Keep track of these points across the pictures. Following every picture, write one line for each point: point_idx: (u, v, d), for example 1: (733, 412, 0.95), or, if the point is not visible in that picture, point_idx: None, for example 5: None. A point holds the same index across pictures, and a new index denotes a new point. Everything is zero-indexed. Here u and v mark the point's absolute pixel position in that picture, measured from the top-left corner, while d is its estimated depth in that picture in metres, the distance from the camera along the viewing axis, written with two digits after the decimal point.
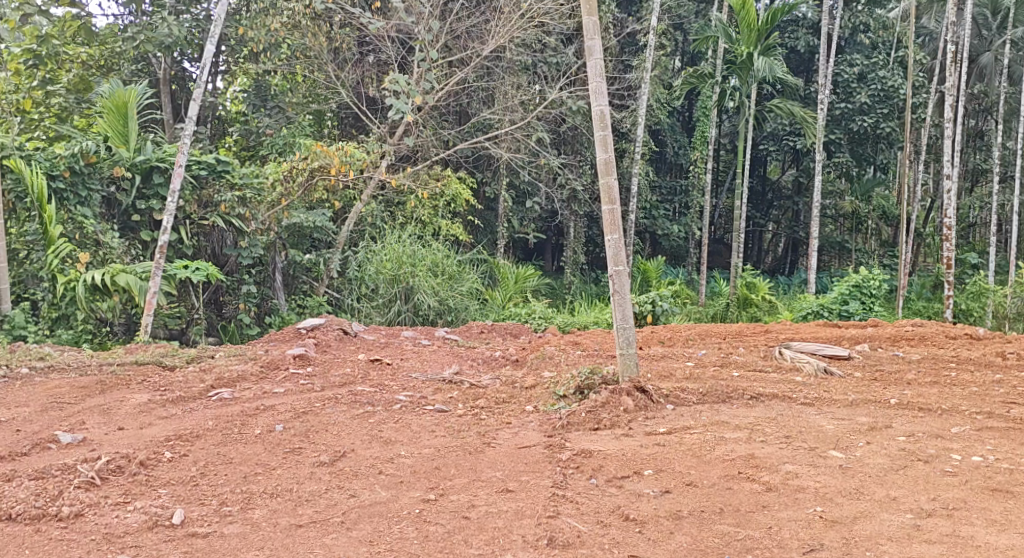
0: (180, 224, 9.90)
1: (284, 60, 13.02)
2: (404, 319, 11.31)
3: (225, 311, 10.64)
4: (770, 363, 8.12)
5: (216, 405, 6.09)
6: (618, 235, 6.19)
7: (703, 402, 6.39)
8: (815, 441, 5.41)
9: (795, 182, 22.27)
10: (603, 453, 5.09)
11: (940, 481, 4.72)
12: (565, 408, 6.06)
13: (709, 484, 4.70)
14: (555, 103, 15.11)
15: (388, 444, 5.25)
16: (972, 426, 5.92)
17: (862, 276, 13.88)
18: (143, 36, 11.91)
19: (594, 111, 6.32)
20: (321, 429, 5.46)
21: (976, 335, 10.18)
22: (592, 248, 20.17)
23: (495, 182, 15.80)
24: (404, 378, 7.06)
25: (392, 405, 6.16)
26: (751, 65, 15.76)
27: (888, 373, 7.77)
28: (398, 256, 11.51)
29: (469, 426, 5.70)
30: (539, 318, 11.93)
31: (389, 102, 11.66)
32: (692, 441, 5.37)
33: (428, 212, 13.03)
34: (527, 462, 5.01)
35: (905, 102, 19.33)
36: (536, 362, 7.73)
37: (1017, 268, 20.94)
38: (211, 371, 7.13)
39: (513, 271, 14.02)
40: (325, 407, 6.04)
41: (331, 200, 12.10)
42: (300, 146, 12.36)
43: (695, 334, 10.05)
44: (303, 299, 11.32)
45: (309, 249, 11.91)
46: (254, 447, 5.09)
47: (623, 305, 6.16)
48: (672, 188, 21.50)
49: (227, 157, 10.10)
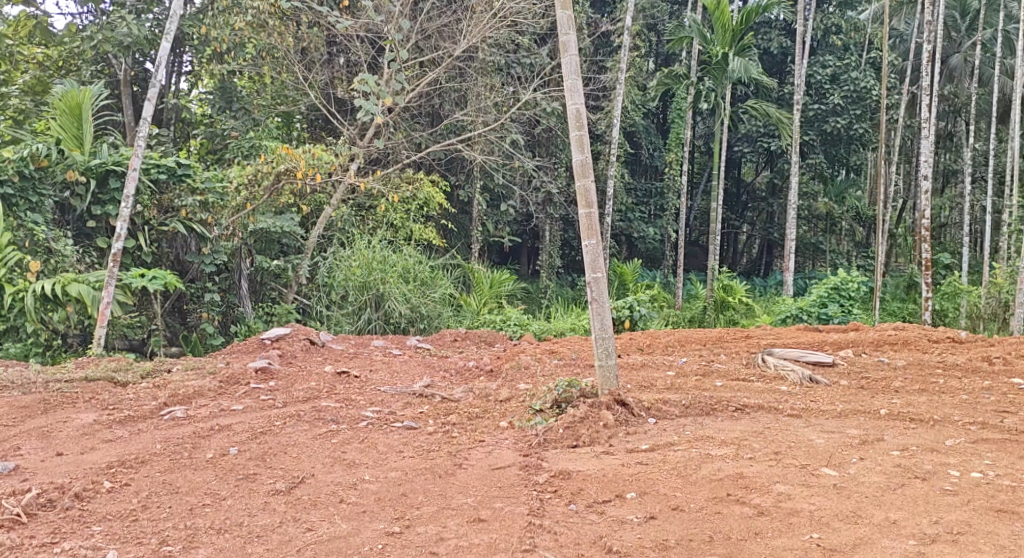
0: (138, 230, 9.44)
1: (248, 61, 12.57)
2: (374, 327, 10.94)
3: (188, 320, 10.12)
4: (753, 371, 7.85)
5: (167, 426, 5.69)
6: (596, 241, 5.86)
7: (686, 415, 6.08)
8: (806, 458, 5.11)
9: (770, 183, 22.16)
10: (582, 475, 4.76)
11: (940, 501, 4.43)
12: (541, 424, 5.71)
13: (696, 508, 4.38)
14: (529, 104, 14.73)
15: (352, 467, 4.88)
16: (967, 438, 5.65)
17: (840, 278, 13.71)
18: (101, 35, 11.41)
19: (569, 110, 6.00)
20: (279, 452, 5.08)
21: (958, 339, 10.01)
22: (568, 252, 19.86)
23: (468, 185, 15.48)
24: (372, 392, 6.68)
25: (357, 423, 5.79)
26: (726, 66, 15.52)
27: (875, 381, 7.51)
28: (367, 261, 11.10)
29: (440, 445, 5.34)
30: (514, 325, 11.54)
31: (358, 102, 11.22)
32: (677, 459, 5.05)
33: (400, 216, 12.73)
34: (500, 486, 4.66)
35: (877, 103, 19.30)
36: (511, 372, 7.39)
37: (992, 269, 20.93)
38: (166, 387, 6.72)
39: (487, 276, 13.66)
40: (285, 426, 5.66)
41: (299, 204, 11.64)
42: (266, 150, 11.91)
43: (675, 340, 9.76)
44: (271, 306, 10.90)
45: (277, 255, 11.53)
46: (204, 474, 4.70)
47: (601, 313, 5.84)
48: (647, 191, 21.25)
49: (189, 161, 9.61)
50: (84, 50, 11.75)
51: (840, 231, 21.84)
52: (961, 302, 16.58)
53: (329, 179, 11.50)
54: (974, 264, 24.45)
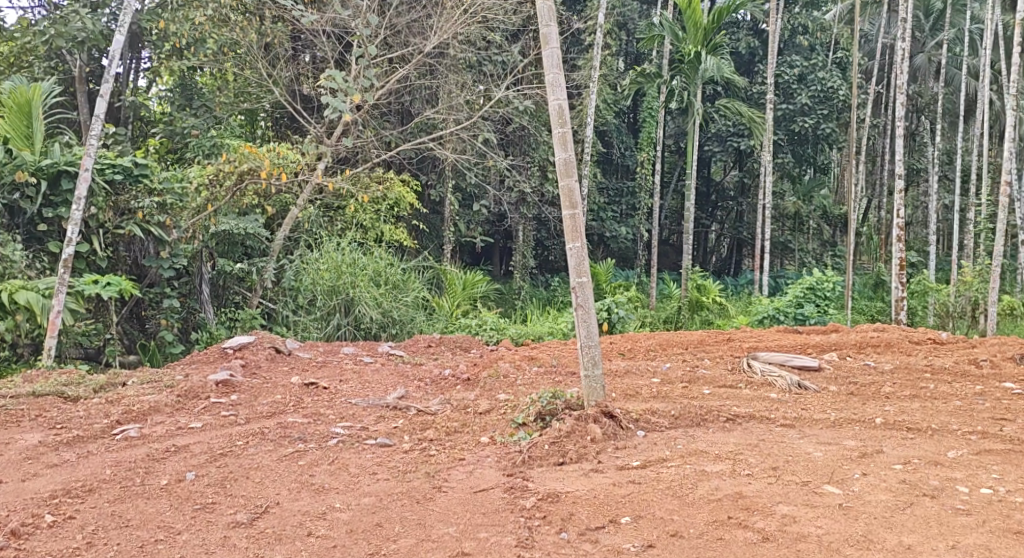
0: (92, 233, 8.88)
1: (210, 57, 12.05)
2: (343, 333, 10.42)
3: (147, 327, 9.67)
4: (739, 376, 7.57)
5: (119, 447, 5.29)
6: (581, 243, 5.54)
7: (675, 426, 5.77)
8: (807, 474, 4.81)
9: (739, 183, 22.08)
10: (572, 497, 4.46)
11: (953, 522, 4.16)
12: (525, 439, 5.37)
13: (696, 534, 4.09)
14: (501, 103, 14.33)
15: (321, 493, 4.53)
16: (969, 449, 5.40)
17: (815, 279, 13.51)
18: (53, 30, 10.89)
19: (550, 106, 5.68)
20: (241, 476, 4.72)
21: (939, 340, 9.82)
22: (541, 252, 19.54)
23: (440, 184, 15.09)
24: (342, 405, 6.29)
25: (327, 441, 5.41)
26: (697, 65, 15.25)
27: (864, 386, 7.27)
28: (336, 265, 10.64)
29: (417, 466, 4.97)
30: (491, 329, 11.14)
31: (324, 100, 10.78)
32: (670, 478, 4.73)
33: (370, 217, 12.36)
34: (483, 512, 4.34)
35: (844, 102, 19.21)
36: (490, 382, 7.03)
37: (960, 266, 20.90)
38: (120, 403, 6.29)
39: (460, 278, 13.29)
40: (248, 446, 5.27)
41: (264, 205, 11.21)
42: (228, 148, 11.44)
43: (655, 344, 9.47)
44: (234, 312, 10.45)
45: (241, 258, 11.09)
46: (158, 503, 4.31)
47: (587, 321, 5.50)
48: (618, 190, 21.00)
49: (145, 159, 9.12)
50: (35, 46, 11.22)
51: (808, 230, 21.78)
52: (927, 300, 16.52)
53: (295, 178, 11.09)
54: (942, 262, 24.49)
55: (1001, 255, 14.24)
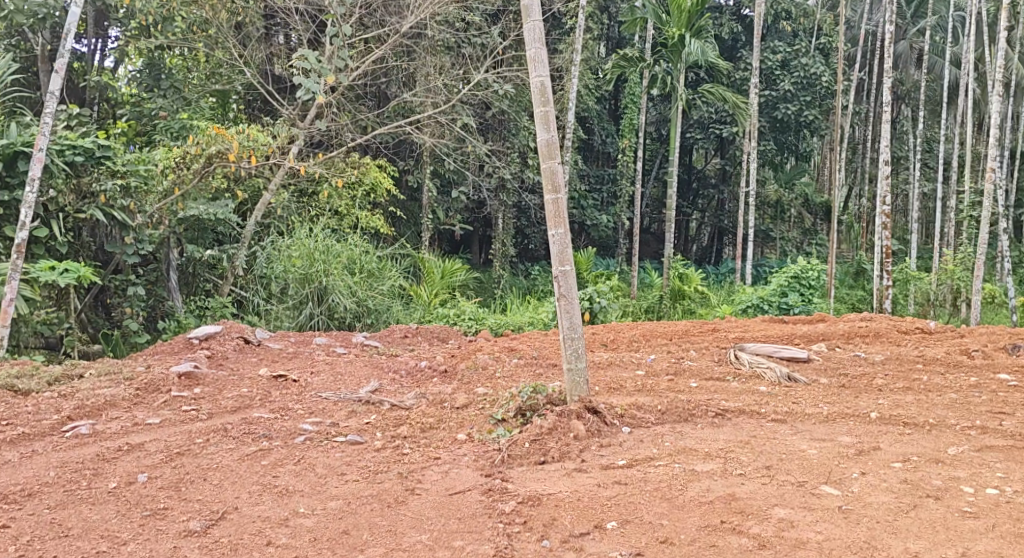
0: (52, 217, 8.42)
1: (179, 36, 11.71)
2: (316, 323, 10.05)
3: (114, 315, 9.32)
4: (726, 368, 7.31)
5: (68, 446, 4.96)
6: (563, 230, 5.22)
7: (662, 422, 5.49)
8: (802, 474, 4.53)
9: (721, 170, 21.83)
10: (554, 500, 4.17)
11: (961, 527, 3.90)
12: (504, 436, 5.06)
13: (687, 541, 3.83)
14: (480, 87, 13.92)
15: (284, 496, 4.21)
16: (971, 445, 5.15)
17: (800, 267, 13.22)
18: (11, 5, 10.34)
19: (532, 84, 5.34)
20: (197, 478, 4.40)
21: (928, 329, 9.59)
22: (520, 240, 19.20)
23: (418, 170, 14.73)
24: (312, 399, 5.95)
25: (293, 438, 5.08)
26: (681, 48, 14.88)
27: (856, 379, 7.02)
28: (308, 252, 10.24)
29: (389, 465, 4.65)
30: (469, 319, 10.82)
31: (296, 81, 10.33)
32: (658, 478, 4.44)
33: (346, 203, 12.09)
34: (458, 517, 4.04)
35: (828, 89, 18.99)
36: (468, 374, 6.71)
37: (940, 254, 20.77)
38: (73, 396, 5.93)
39: (438, 266, 12.92)
40: (208, 444, 4.93)
41: (234, 189, 10.82)
42: (196, 129, 11.01)
43: (638, 335, 9.18)
44: (204, 300, 10.08)
45: (212, 244, 10.75)
46: (103, 510, 4.02)
47: (570, 311, 5.19)
48: (599, 177, 20.69)
49: (108, 140, 8.55)
50: None
51: (789, 218, 21.50)
52: (909, 288, 16.36)
53: (266, 162, 10.69)
54: (923, 250, 24.41)
55: (985, 244, 14.07)
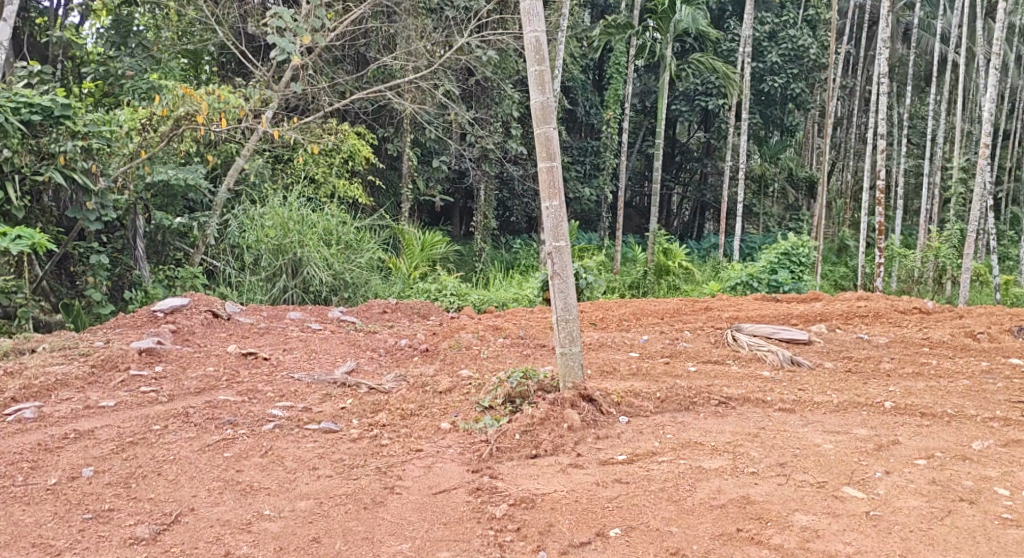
0: (5, 179, 7.74)
1: None
2: (290, 297, 9.54)
3: (77, 283, 8.73)
4: (723, 350, 6.89)
5: (9, 433, 4.47)
6: (558, 202, 4.71)
7: (662, 411, 5.06)
8: (822, 472, 4.13)
9: (705, 144, 21.35)
10: (550, 501, 3.75)
11: (1004, 538, 3.55)
12: (492, 426, 4.59)
13: (701, 553, 3.45)
14: (464, 52, 13.25)
15: (248, 495, 3.79)
16: (995, 440, 4.76)
17: (792, 243, 12.62)
18: None
19: (527, 39, 4.81)
20: (151, 472, 3.97)
21: (927, 309, 9.19)
22: (502, 212, 18.67)
23: (398, 138, 14.14)
24: (282, 381, 5.45)
25: (261, 425, 4.60)
26: (671, 15, 14.22)
27: (862, 363, 6.62)
28: (282, 222, 9.72)
29: (365, 459, 4.19)
30: (450, 295, 10.31)
31: (269, 40, 9.64)
32: (664, 476, 4.03)
33: (321, 169, 11.53)
34: (443, 522, 3.64)
35: (816, 62, 18.50)
36: (450, 355, 6.25)
37: (925, 232, 20.44)
38: (20, 374, 5.40)
39: (417, 238, 12.42)
40: (166, 432, 4.43)
41: (204, 154, 10.22)
42: (162, 88, 10.36)
43: (628, 313, 8.73)
44: (172, 270, 9.51)
45: (181, 212, 10.16)
46: (38, 512, 3.63)
47: (564, 291, 4.72)
48: (582, 148, 19.94)
49: (67, 98, 7.93)
50: None
51: (772, 194, 21.02)
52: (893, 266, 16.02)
53: (237, 125, 10.02)
54: (908, 227, 24.16)
55: (976, 222, 13.70)
